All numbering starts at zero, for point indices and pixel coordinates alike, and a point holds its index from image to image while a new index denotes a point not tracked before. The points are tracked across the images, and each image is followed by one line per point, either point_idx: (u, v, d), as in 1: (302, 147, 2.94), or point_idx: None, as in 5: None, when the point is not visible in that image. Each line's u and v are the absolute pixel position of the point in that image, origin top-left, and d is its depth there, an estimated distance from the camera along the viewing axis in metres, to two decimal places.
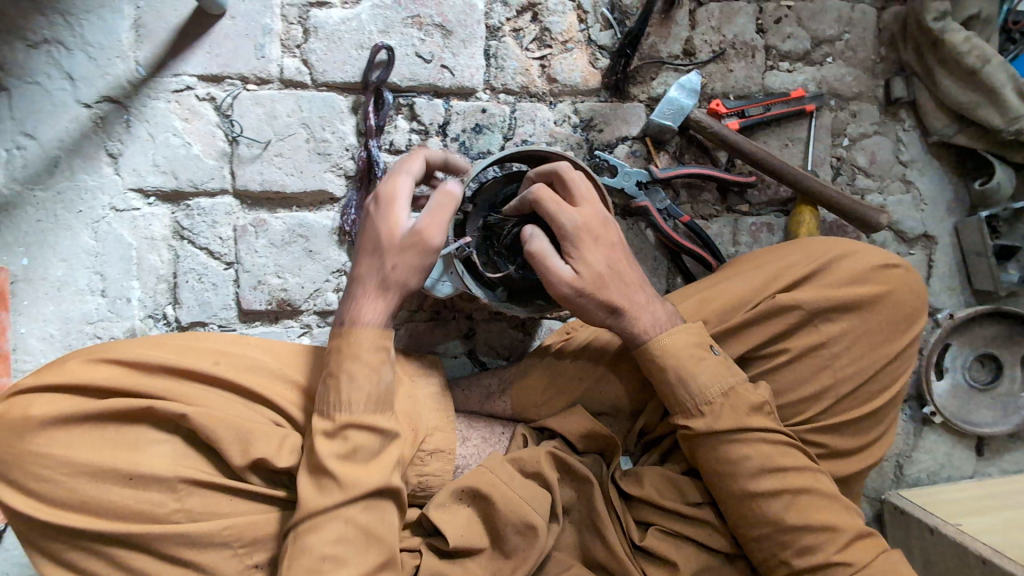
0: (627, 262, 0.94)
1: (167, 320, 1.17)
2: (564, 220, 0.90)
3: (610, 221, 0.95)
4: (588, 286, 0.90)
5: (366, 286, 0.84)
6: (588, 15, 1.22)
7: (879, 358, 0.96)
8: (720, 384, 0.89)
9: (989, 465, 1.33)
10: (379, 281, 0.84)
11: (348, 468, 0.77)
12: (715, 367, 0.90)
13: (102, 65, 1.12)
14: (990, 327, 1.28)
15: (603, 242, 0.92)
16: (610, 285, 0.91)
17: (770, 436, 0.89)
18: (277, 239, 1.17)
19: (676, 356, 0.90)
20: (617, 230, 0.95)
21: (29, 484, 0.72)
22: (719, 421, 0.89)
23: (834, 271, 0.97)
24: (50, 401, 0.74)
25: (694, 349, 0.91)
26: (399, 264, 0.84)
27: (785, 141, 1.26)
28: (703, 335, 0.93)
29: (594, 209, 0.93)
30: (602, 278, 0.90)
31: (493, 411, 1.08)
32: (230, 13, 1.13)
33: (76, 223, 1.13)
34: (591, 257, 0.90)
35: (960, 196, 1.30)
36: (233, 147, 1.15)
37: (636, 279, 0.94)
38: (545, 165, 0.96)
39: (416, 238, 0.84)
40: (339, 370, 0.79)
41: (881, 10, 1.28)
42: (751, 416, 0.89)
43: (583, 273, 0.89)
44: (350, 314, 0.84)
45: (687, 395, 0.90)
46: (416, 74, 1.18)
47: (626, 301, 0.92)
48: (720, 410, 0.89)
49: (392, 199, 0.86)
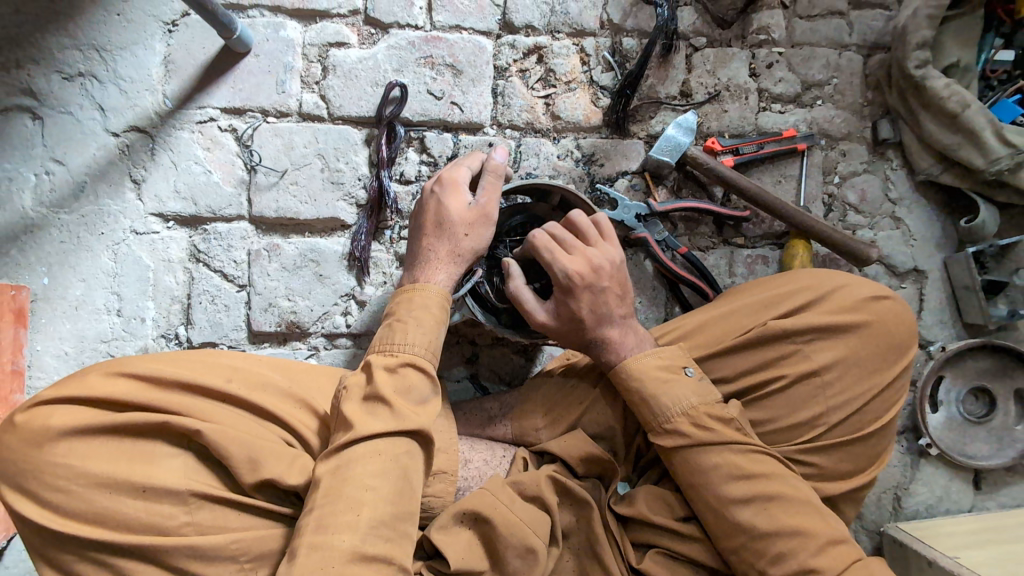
0: (617, 302, 0.98)
1: (178, 339, 1.21)
2: (556, 271, 0.96)
3: (605, 265, 0.97)
4: (564, 328, 0.98)
5: (439, 253, 0.98)
6: (590, 58, 1.30)
7: (868, 388, 0.98)
8: (714, 413, 0.92)
9: (988, 499, 1.33)
10: (452, 249, 0.99)
11: (363, 477, 0.77)
12: (679, 390, 0.93)
13: (131, 97, 1.19)
14: (981, 360, 1.31)
15: (592, 288, 0.96)
16: (593, 327, 0.96)
17: (763, 464, 0.91)
18: (289, 263, 1.22)
19: (640, 379, 0.94)
20: (614, 274, 0.98)
21: (45, 495, 0.74)
22: (713, 448, 0.91)
23: (826, 301, 1.00)
24: (70, 413, 0.77)
25: (661, 371, 0.95)
26: (468, 233, 1.00)
27: (778, 178, 1.32)
28: (677, 363, 0.96)
29: (585, 256, 0.96)
30: (583, 323, 0.96)
31: (493, 435, 1.11)
32: (255, 51, 1.21)
33: (97, 245, 1.18)
34: (574, 304, 0.96)
35: (948, 233, 1.35)
36: (251, 175, 1.21)
37: (622, 318, 0.99)
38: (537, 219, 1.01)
39: (482, 217, 1.01)
40: (403, 329, 0.90)
41: (868, 56, 1.36)
42: (743, 445, 0.92)
43: (559, 317, 0.97)
44: (423, 277, 0.97)
45: (680, 425, 0.92)
46: (427, 110, 1.24)
47: (604, 342, 0.97)
48: (714, 439, 0.91)
49: (457, 183, 1.02)
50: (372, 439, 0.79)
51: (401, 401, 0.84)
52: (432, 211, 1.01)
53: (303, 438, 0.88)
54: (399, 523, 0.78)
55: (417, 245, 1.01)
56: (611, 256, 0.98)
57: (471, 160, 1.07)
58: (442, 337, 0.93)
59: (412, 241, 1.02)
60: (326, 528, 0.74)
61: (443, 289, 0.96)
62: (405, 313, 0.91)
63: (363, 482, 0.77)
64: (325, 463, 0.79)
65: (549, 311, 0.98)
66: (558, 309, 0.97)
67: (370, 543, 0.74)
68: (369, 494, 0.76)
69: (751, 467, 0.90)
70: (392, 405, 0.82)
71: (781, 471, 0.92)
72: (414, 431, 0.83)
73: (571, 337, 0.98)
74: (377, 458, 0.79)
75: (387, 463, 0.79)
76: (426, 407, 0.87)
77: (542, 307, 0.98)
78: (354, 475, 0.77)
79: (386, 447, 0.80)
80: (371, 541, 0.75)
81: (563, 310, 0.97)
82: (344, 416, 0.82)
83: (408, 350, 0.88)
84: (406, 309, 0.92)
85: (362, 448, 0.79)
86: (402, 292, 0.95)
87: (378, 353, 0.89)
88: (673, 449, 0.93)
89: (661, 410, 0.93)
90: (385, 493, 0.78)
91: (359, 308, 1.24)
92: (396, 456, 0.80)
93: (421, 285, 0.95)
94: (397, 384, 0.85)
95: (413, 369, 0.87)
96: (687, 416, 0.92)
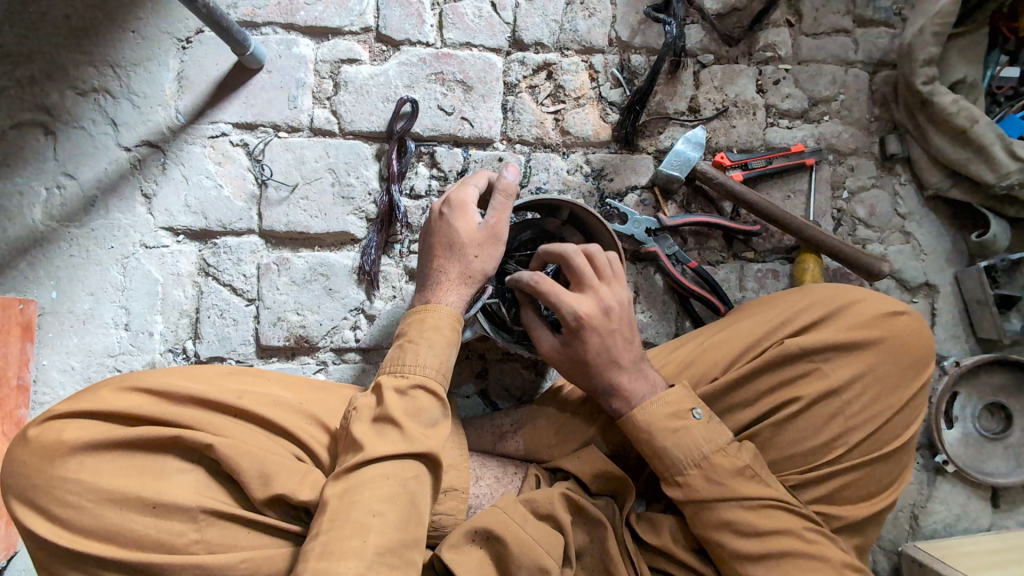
0: (626, 345, 0.96)
1: (186, 354, 1.20)
2: (562, 311, 0.93)
3: (614, 308, 0.95)
4: (568, 363, 0.96)
5: (450, 276, 0.98)
6: (599, 75, 1.31)
7: (887, 406, 0.97)
8: (721, 453, 0.90)
9: (1007, 518, 1.31)
10: (462, 272, 0.98)
11: (375, 502, 0.76)
12: (691, 438, 0.90)
13: (145, 113, 1.19)
14: (996, 376, 1.30)
15: (602, 331, 0.94)
16: (600, 370, 0.95)
17: (776, 505, 0.90)
18: (299, 277, 1.21)
19: (649, 429, 0.92)
20: (622, 316, 0.96)
21: (55, 511, 0.73)
22: (724, 505, 0.89)
23: (843, 317, 0.99)
24: (82, 428, 0.76)
25: (671, 419, 0.91)
26: (477, 254, 0.99)
27: (787, 192, 1.32)
28: (681, 402, 0.93)
29: (596, 299, 0.94)
30: (589, 365, 0.95)
31: (505, 451, 1.08)
32: (267, 68, 1.22)
33: (106, 258, 1.17)
34: (582, 345, 0.94)
35: (959, 247, 1.34)
36: (262, 189, 1.21)
37: (631, 363, 0.96)
38: (557, 249, 0.95)
39: (491, 237, 1.00)
40: (415, 350, 0.88)
41: (873, 73, 1.37)
42: (756, 483, 0.90)
43: (563, 352, 0.96)
44: (434, 299, 0.96)
45: (687, 468, 0.90)
46: (438, 126, 1.25)
47: (613, 385, 0.95)
48: (727, 477, 0.89)
49: (465, 205, 1.02)
50: (382, 464, 0.78)
51: (409, 423, 0.82)
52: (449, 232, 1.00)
53: (314, 454, 0.87)
54: (406, 551, 0.76)
55: (427, 268, 1.00)
56: (621, 298, 0.97)
57: (484, 181, 1.06)
58: (454, 358, 0.92)
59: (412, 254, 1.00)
60: (339, 552, 0.72)
61: (455, 311, 0.95)
62: (416, 334, 0.90)
63: (372, 507, 0.75)
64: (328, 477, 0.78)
65: (555, 343, 0.97)
66: (564, 344, 0.96)
67: (377, 571, 0.72)
68: (377, 519, 0.75)
69: (763, 499, 0.89)
70: (402, 427, 0.81)
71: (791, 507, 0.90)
72: (424, 454, 0.81)
73: (576, 374, 0.97)
74: (386, 481, 0.77)
75: (396, 488, 0.78)
76: (437, 430, 0.86)
77: (550, 337, 0.98)
78: (363, 498, 0.75)
79: (394, 471, 0.78)
80: (378, 569, 0.72)
81: (570, 349, 0.96)
82: (355, 440, 0.80)
83: (419, 372, 0.87)
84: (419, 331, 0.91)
85: (371, 471, 0.77)
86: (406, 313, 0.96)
87: (390, 374, 0.87)
88: (685, 500, 0.91)
89: (673, 462, 0.91)
90: (393, 518, 0.76)
91: (368, 322, 1.23)
92: (406, 481, 0.79)
93: (431, 306, 0.94)
94: (407, 408, 0.84)
95: (424, 392, 0.86)
96: (699, 468, 0.90)
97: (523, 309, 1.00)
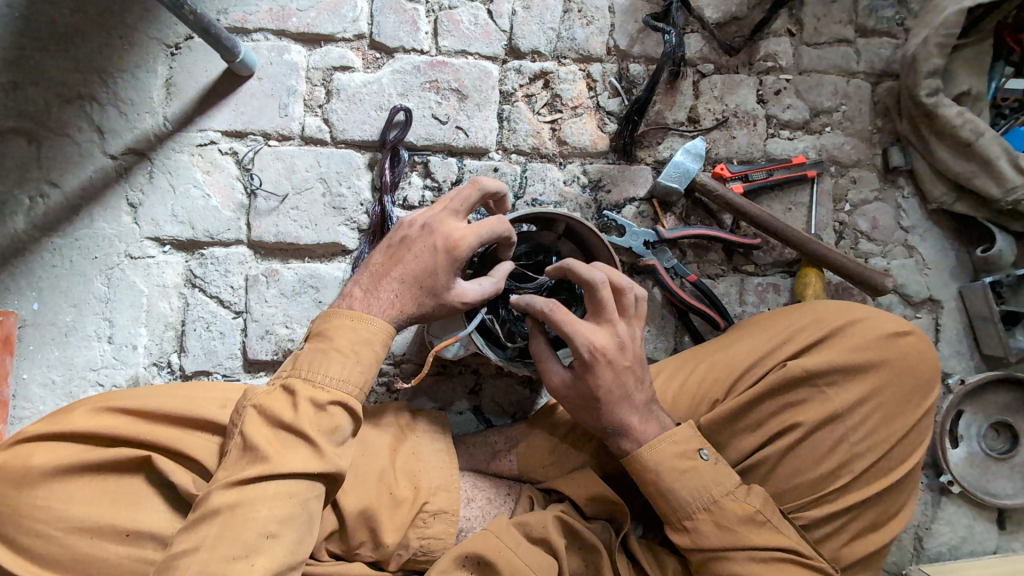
0: (638, 383, 0.90)
1: (171, 368, 1.16)
2: (577, 345, 0.86)
3: (630, 345, 0.90)
4: (577, 397, 0.90)
5: (395, 301, 0.87)
6: (596, 84, 1.29)
7: (894, 432, 0.94)
8: (731, 497, 0.87)
9: (1013, 540, 1.28)
10: (410, 301, 0.87)
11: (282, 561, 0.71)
12: (699, 480, 0.88)
13: (132, 120, 1.16)
14: (1001, 395, 1.27)
15: (617, 368, 0.88)
16: (611, 407, 0.89)
17: (779, 541, 0.87)
18: (288, 289, 1.18)
19: (656, 469, 0.88)
20: (636, 353, 0.91)
21: (24, 538, 0.71)
22: (736, 556, 0.86)
23: (847, 336, 0.96)
24: (53, 451, 0.74)
25: (678, 459, 0.89)
26: (427, 303, 0.88)
27: (788, 205, 1.30)
28: (688, 441, 0.90)
29: (613, 334, 0.88)
30: (600, 401, 0.88)
31: (498, 471, 1.04)
32: (258, 75, 1.19)
33: (90, 269, 1.14)
34: (596, 382, 0.87)
35: (963, 262, 1.32)
36: (251, 200, 1.18)
37: (642, 402, 0.91)
38: (583, 275, 0.85)
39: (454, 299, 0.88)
40: (338, 360, 0.80)
41: (876, 84, 1.35)
42: (768, 529, 0.87)
43: (574, 385, 0.90)
44: (364, 308, 0.86)
45: (696, 511, 0.88)
46: (432, 134, 1.22)
47: (622, 425, 0.89)
48: (737, 523, 0.86)
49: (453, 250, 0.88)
50: (285, 481, 0.72)
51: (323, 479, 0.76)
52: (443, 294, 0.88)
53: None
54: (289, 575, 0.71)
55: (381, 268, 0.89)
56: (636, 334, 0.92)
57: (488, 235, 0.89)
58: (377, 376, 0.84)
59: (390, 301, 0.87)
60: None
61: (385, 324, 0.85)
62: (345, 346, 0.81)
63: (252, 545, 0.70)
64: (228, 510, 0.69)
65: (565, 373, 0.90)
66: (574, 377, 0.90)
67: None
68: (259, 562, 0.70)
69: (762, 527, 0.87)
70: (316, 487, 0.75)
71: (796, 541, 0.88)
72: (330, 475, 0.76)
73: (583, 409, 0.91)
74: (286, 501, 0.72)
75: (297, 507, 0.73)
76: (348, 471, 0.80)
77: (559, 367, 0.91)
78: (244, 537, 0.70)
79: (297, 489, 0.73)
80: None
81: (581, 385, 0.89)
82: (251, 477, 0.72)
83: (340, 388, 0.79)
84: (379, 353, 0.84)
85: (270, 489, 0.72)
86: (337, 315, 0.85)
87: (302, 380, 0.79)
88: (693, 548, 0.88)
89: (681, 504, 0.88)
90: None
91: None
92: (306, 502, 0.74)
93: (361, 316, 0.84)
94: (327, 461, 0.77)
95: (342, 408, 0.79)
96: (708, 513, 0.87)
97: (532, 333, 0.92)
